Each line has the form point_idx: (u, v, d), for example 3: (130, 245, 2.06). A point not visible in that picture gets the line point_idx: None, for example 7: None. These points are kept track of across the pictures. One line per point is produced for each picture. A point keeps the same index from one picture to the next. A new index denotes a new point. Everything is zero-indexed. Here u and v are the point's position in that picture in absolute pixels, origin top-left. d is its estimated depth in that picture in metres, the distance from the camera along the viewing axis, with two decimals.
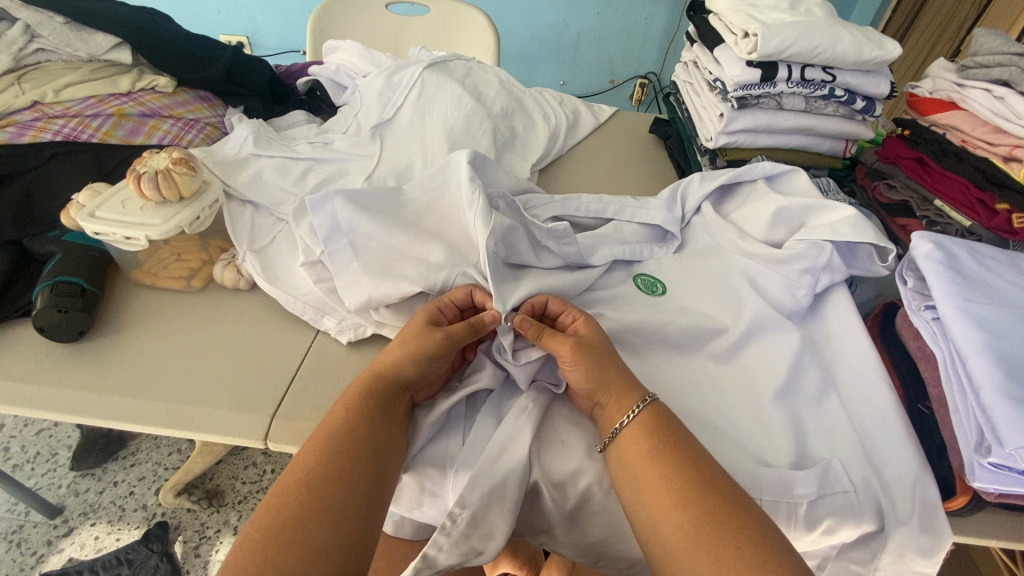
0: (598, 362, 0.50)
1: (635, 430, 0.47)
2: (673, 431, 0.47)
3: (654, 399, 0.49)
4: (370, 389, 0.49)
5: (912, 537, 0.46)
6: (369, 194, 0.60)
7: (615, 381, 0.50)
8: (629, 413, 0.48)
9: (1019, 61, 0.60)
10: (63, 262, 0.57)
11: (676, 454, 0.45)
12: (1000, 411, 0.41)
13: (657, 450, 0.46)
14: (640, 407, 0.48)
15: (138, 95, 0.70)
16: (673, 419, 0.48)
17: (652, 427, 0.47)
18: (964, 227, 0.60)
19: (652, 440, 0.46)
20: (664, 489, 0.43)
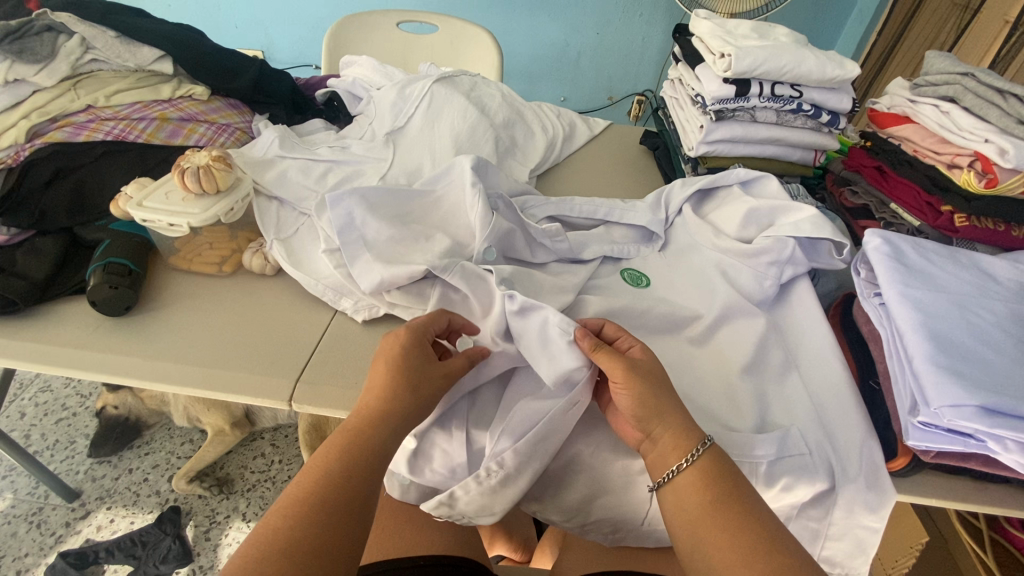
0: (651, 389, 0.51)
1: (693, 481, 0.48)
2: (728, 473, 0.48)
3: (711, 443, 0.49)
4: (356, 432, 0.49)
5: (858, 493, 0.52)
6: (382, 194, 0.67)
7: (668, 413, 0.50)
8: (689, 454, 0.49)
9: (962, 79, 0.68)
10: (112, 246, 0.64)
11: (729, 491, 0.47)
12: (928, 375, 0.48)
13: (713, 488, 0.47)
14: (698, 454, 0.49)
15: (178, 101, 0.79)
16: (729, 465, 0.49)
17: (711, 469, 0.48)
18: (914, 226, 0.68)
19: (710, 481, 0.48)
20: (728, 546, 0.45)
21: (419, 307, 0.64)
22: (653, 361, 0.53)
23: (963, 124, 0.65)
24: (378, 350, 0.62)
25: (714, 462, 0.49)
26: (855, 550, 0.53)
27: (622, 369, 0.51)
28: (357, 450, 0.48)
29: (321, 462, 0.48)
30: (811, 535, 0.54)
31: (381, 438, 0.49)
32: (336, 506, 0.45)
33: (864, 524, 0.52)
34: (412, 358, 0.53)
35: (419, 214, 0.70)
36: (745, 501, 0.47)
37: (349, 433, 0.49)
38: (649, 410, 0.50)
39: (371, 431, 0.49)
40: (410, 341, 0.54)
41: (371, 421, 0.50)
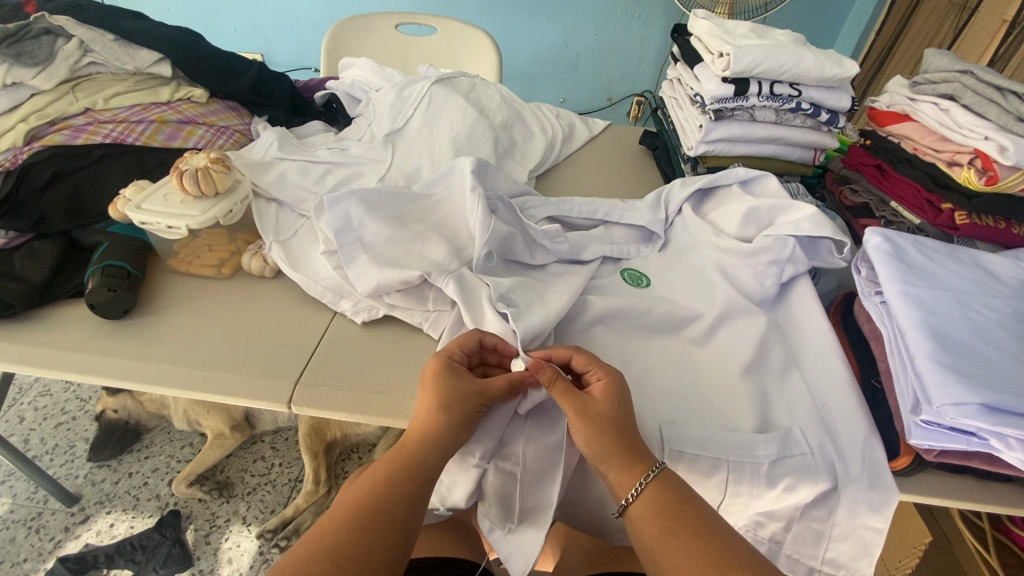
0: (601, 433, 0.51)
1: (646, 508, 0.50)
2: (679, 494, 0.50)
3: (663, 468, 0.51)
4: (396, 459, 0.52)
5: (861, 493, 0.52)
6: (381, 195, 0.67)
7: (620, 451, 0.51)
8: (636, 484, 0.51)
9: (961, 77, 0.67)
10: (110, 249, 0.64)
11: (680, 511, 0.49)
12: (930, 374, 0.47)
13: (663, 513, 0.49)
14: (648, 480, 0.50)
15: (176, 104, 0.79)
16: (681, 485, 0.51)
17: (659, 494, 0.50)
18: (914, 225, 0.67)
19: (660, 506, 0.50)
20: (687, 566, 0.47)
21: (418, 309, 0.64)
22: (613, 400, 0.52)
23: (963, 122, 0.65)
24: (377, 353, 0.62)
25: (662, 486, 0.50)
26: (858, 551, 0.53)
27: (574, 411, 0.52)
28: (396, 477, 0.51)
29: (363, 487, 0.51)
30: (813, 536, 0.54)
31: (420, 464, 0.51)
32: (374, 532, 0.48)
33: (868, 525, 0.52)
34: (446, 385, 0.53)
35: (418, 215, 0.69)
36: (697, 518, 0.49)
37: (390, 460, 0.52)
38: (601, 451, 0.51)
39: (410, 457, 0.52)
40: (445, 367, 0.54)
41: (410, 447, 0.52)
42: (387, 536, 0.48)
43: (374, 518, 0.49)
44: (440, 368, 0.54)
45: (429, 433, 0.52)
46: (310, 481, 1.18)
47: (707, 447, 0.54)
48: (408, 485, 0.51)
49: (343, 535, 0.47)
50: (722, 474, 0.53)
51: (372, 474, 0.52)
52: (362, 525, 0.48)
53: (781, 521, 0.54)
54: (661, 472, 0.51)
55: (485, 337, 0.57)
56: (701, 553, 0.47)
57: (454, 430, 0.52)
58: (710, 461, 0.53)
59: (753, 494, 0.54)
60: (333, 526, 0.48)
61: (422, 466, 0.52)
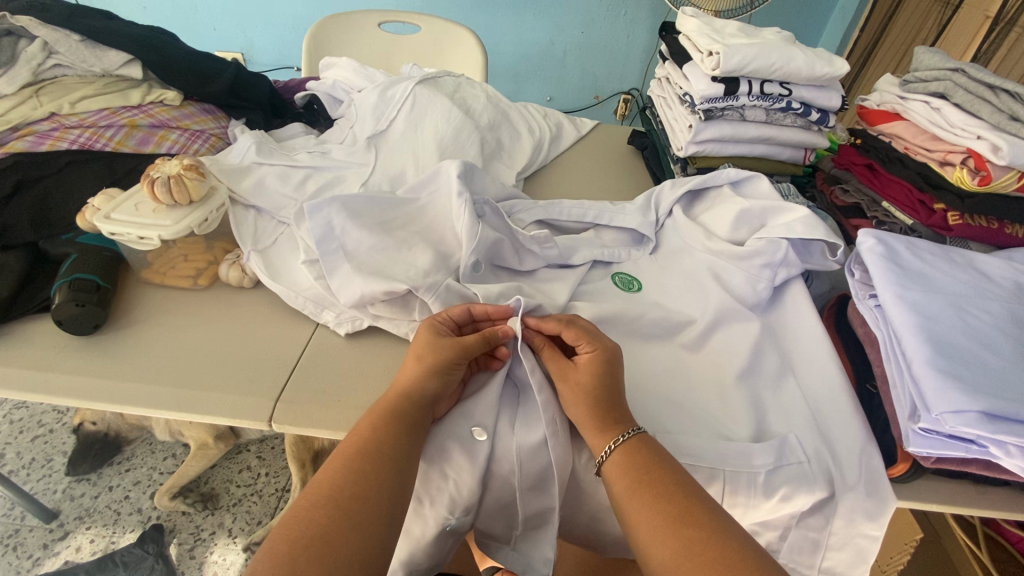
0: (580, 398, 0.52)
1: (621, 458, 0.48)
2: (654, 453, 0.49)
3: (640, 429, 0.50)
4: (385, 408, 0.49)
5: (860, 501, 0.50)
6: (363, 202, 0.65)
7: (602, 409, 0.51)
8: (615, 438, 0.50)
9: (953, 75, 0.67)
10: (78, 261, 0.61)
11: (654, 468, 0.47)
12: (928, 380, 0.47)
13: (638, 464, 0.48)
14: (627, 436, 0.50)
15: (148, 107, 0.76)
16: (660, 449, 0.49)
17: (632, 450, 0.49)
18: (907, 225, 0.66)
19: (633, 461, 0.48)
20: (654, 515, 0.45)
21: (404, 319, 0.62)
22: (597, 368, 0.53)
23: (955, 121, 0.64)
24: (360, 365, 0.60)
25: (637, 443, 0.49)
26: (855, 559, 0.52)
27: (557, 375, 0.55)
28: (389, 423, 0.48)
29: (354, 440, 0.47)
30: (810, 544, 0.53)
31: (407, 410, 0.49)
32: (375, 481, 0.45)
33: (864, 533, 0.51)
34: (427, 345, 0.53)
35: (402, 222, 0.67)
36: (672, 474, 0.47)
37: (377, 410, 0.49)
38: (578, 413, 0.53)
39: (398, 407, 0.49)
40: (428, 332, 0.54)
41: (397, 397, 0.50)
42: (391, 483, 0.45)
43: (372, 465, 0.45)
44: (425, 332, 0.54)
45: (410, 383, 0.51)
46: (298, 492, 1.15)
47: (702, 456, 0.52)
48: (401, 428, 0.48)
49: (344, 490, 0.44)
50: (718, 486, 0.52)
51: (359, 426, 0.48)
52: (365, 476, 0.45)
53: (776, 528, 0.53)
54: (638, 433, 0.50)
55: (473, 308, 0.57)
56: (668, 505, 0.45)
57: (433, 380, 0.52)
58: (706, 471, 0.52)
59: (750, 505, 0.52)
60: (332, 483, 0.44)
61: (410, 412, 0.50)
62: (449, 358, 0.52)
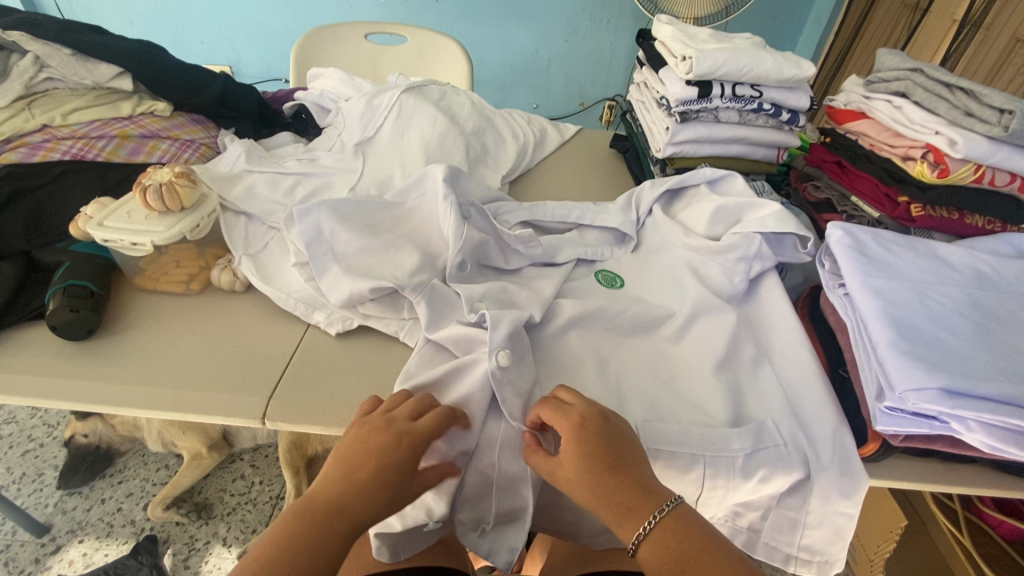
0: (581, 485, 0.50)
1: (659, 537, 0.47)
2: (699, 532, 0.48)
3: (679, 502, 0.49)
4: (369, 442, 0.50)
5: (834, 480, 0.52)
6: (351, 206, 0.67)
7: (630, 494, 0.48)
8: (649, 519, 0.48)
9: (912, 75, 0.70)
10: (71, 268, 0.62)
11: (699, 551, 0.47)
12: (892, 362, 0.49)
13: (677, 545, 0.47)
14: (664, 512, 0.48)
15: (139, 118, 0.77)
16: (696, 519, 0.49)
17: (671, 530, 0.48)
18: (874, 218, 0.71)
19: (675, 541, 0.47)
20: None
21: (393, 318, 0.63)
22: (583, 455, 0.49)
23: (915, 118, 0.67)
24: (351, 363, 0.61)
25: (680, 517, 0.48)
26: (832, 537, 0.54)
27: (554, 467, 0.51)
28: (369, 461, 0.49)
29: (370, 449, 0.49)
30: (790, 525, 0.55)
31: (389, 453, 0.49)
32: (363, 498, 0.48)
33: (840, 511, 0.53)
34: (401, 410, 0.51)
35: (391, 224, 0.69)
36: (712, 552, 0.47)
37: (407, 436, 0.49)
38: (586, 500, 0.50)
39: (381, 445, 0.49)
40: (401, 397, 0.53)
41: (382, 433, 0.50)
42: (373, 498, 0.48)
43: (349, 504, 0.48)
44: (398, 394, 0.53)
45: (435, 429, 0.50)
46: (293, 497, 1.15)
47: (684, 442, 0.54)
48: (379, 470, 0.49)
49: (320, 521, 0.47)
50: (699, 470, 0.53)
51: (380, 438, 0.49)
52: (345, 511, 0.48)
53: (758, 511, 0.55)
54: (677, 506, 0.49)
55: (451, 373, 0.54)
56: None
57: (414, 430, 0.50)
58: (686, 456, 0.54)
59: (729, 488, 0.54)
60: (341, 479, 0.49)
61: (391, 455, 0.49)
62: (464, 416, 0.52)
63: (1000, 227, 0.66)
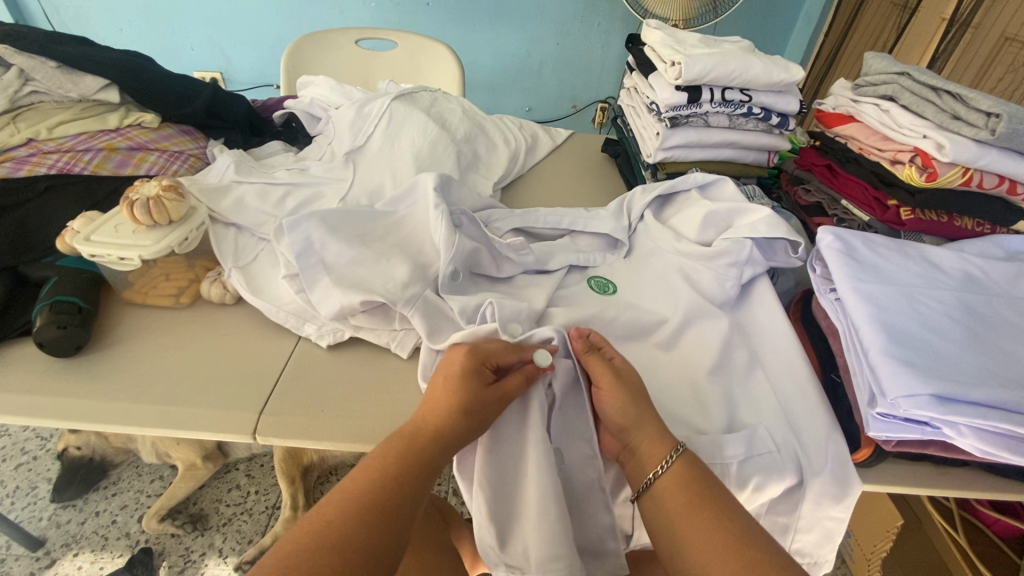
0: (633, 400, 0.53)
1: (669, 481, 0.49)
2: (702, 476, 0.49)
3: (685, 448, 0.51)
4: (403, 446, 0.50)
5: (826, 487, 0.52)
6: (341, 216, 0.67)
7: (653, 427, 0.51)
8: (666, 457, 0.50)
9: (899, 79, 0.70)
10: (59, 284, 0.62)
11: (704, 491, 0.48)
12: (883, 368, 0.49)
13: (687, 489, 0.48)
14: (674, 456, 0.50)
15: (126, 130, 0.77)
16: (703, 470, 0.50)
17: (683, 472, 0.49)
18: (864, 222, 0.72)
19: (686, 484, 0.48)
20: (705, 539, 0.45)
21: (384, 329, 0.63)
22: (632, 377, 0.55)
23: (903, 122, 0.67)
24: (342, 375, 0.61)
25: (689, 462, 0.50)
26: (823, 541, 0.54)
27: (607, 377, 0.54)
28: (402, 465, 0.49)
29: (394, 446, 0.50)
30: (782, 529, 0.55)
31: (428, 453, 0.50)
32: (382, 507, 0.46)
33: (831, 516, 0.53)
34: (467, 386, 0.51)
35: (382, 234, 0.68)
36: (714, 495, 0.48)
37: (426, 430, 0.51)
38: (631, 420, 0.52)
39: (418, 448, 0.50)
40: (468, 364, 0.53)
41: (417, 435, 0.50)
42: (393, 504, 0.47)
43: (377, 511, 0.46)
44: (462, 359, 0.53)
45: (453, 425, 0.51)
46: (289, 507, 1.15)
47: None
48: (413, 471, 0.49)
49: (338, 535, 0.43)
50: None
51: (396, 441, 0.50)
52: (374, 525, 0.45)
53: None
54: (683, 452, 0.50)
55: (474, 349, 0.54)
56: (720, 527, 0.46)
57: (464, 422, 0.51)
58: None
59: None
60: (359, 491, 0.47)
61: (427, 454, 0.50)
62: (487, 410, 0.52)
63: (989, 228, 0.67)
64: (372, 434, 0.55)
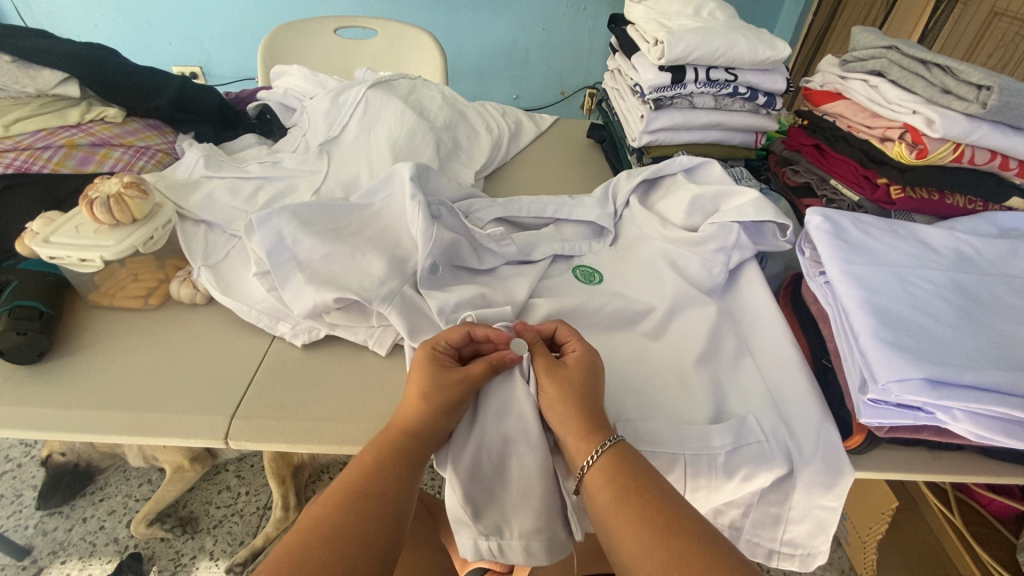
0: (567, 397, 0.50)
1: (599, 472, 0.46)
2: (635, 464, 0.47)
3: (619, 440, 0.48)
4: (391, 442, 0.48)
5: (817, 475, 0.50)
6: (313, 210, 0.64)
7: (578, 419, 0.49)
8: (594, 451, 0.47)
9: (888, 53, 0.68)
10: (19, 287, 0.59)
11: (637, 481, 0.45)
12: (875, 353, 0.47)
13: (617, 480, 0.46)
14: (604, 448, 0.47)
15: (88, 126, 0.74)
16: (639, 461, 0.47)
17: (612, 463, 0.46)
18: (854, 202, 0.70)
19: (616, 475, 0.46)
20: (631, 530, 0.43)
21: (361, 326, 0.61)
22: (581, 371, 0.51)
23: (891, 98, 0.66)
24: (320, 376, 0.59)
25: (623, 452, 0.47)
26: (816, 532, 0.52)
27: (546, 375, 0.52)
28: (387, 455, 0.47)
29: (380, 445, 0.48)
30: (772, 521, 0.53)
31: (416, 446, 0.49)
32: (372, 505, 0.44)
33: (823, 505, 0.51)
34: (433, 373, 0.50)
35: (357, 227, 0.66)
36: (651, 486, 0.45)
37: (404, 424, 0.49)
38: (562, 414, 0.50)
39: (407, 441, 0.48)
40: (429, 355, 0.52)
41: (397, 429, 0.49)
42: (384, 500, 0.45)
43: (366, 504, 0.44)
44: (424, 353, 0.52)
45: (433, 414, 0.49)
46: (278, 508, 1.13)
47: (663, 440, 0.51)
48: (399, 461, 0.47)
49: (331, 531, 0.42)
50: (679, 471, 0.51)
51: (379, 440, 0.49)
52: (366, 518, 0.44)
53: (739, 508, 0.53)
54: (618, 442, 0.48)
55: (473, 330, 0.54)
56: (648, 518, 0.43)
57: (438, 408, 0.49)
58: (666, 456, 0.51)
59: (712, 487, 0.51)
60: (350, 489, 0.45)
61: (415, 448, 0.48)
62: (456, 393, 0.50)
63: (981, 206, 0.65)
64: (350, 436, 0.53)
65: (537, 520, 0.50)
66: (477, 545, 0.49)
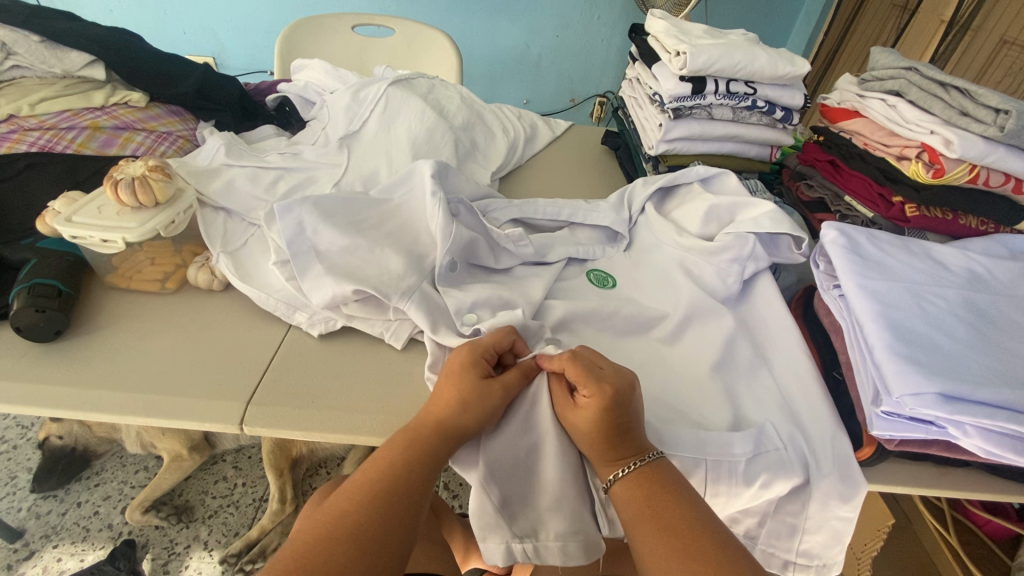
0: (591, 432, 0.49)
1: (628, 486, 0.47)
2: (671, 484, 0.47)
3: (657, 459, 0.48)
4: (410, 440, 0.48)
5: (833, 486, 0.51)
6: (334, 202, 0.64)
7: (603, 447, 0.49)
8: (623, 466, 0.48)
9: (906, 74, 0.70)
10: (38, 266, 0.59)
11: (667, 497, 0.46)
12: (889, 366, 0.48)
13: (645, 497, 0.46)
14: (636, 464, 0.48)
15: (112, 109, 0.74)
16: (674, 478, 0.48)
17: (642, 480, 0.47)
18: (868, 218, 0.71)
19: (640, 494, 0.47)
20: (657, 547, 0.44)
21: (378, 319, 0.61)
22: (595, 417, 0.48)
23: (909, 117, 0.67)
24: (336, 366, 0.59)
25: (648, 475, 0.47)
26: (831, 542, 0.52)
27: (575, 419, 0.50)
28: (411, 454, 0.47)
29: (399, 443, 0.48)
30: (787, 529, 0.53)
31: (435, 447, 0.48)
32: (387, 503, 0.45)
33: (839, 515, 0.51)
34: (466, 380, 0.50)
35: (377, 221, 0.66)
36: (684, 505, 0.46)
37: (427, 425, 0.49)
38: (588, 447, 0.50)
39: (426, 440, 0.48)
40: (467, 358, 0.51)
41: (424, 425, 0.49)
42: (398, 498, 0.46)
43: (387, 503, 0.45)
44: (463, 356, 0.51)
45: (456, 420, 0.49)
46: (275, 500, 1.12)
47: (685, 445, 0.52)
48: (420, 462, 0.47)
49: (350, 525, 0.43)
50: (699, 476, 0.51)
51: (398, 438, 0.49)
52: (381, 514, 0.44)
53: (754, 516, 0.54)
54: (653, 462, 0.48)
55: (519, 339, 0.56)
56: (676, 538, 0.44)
57: (470, 415, 0.49)
58: (687, 461, 0.51)
59: (731, 494, 0.52)
60: (367, 484, 0.46)
61: (435, 448, 0.48)
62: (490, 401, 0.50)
63: (994, 227, 0.67)
64: (366, 427, 0.53)
65: (573, 521, 0.51)
66: (512, 549, 0.50)
